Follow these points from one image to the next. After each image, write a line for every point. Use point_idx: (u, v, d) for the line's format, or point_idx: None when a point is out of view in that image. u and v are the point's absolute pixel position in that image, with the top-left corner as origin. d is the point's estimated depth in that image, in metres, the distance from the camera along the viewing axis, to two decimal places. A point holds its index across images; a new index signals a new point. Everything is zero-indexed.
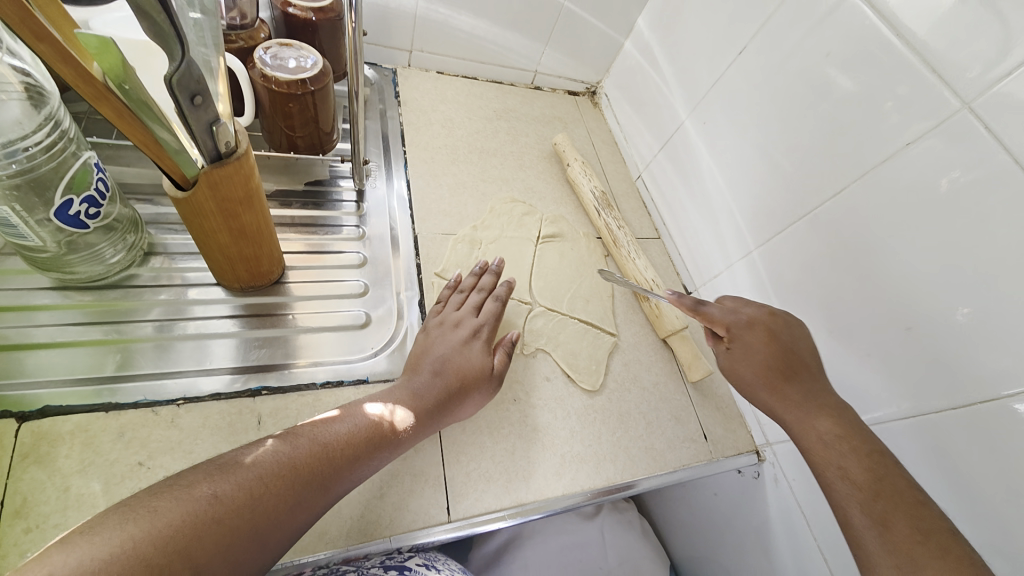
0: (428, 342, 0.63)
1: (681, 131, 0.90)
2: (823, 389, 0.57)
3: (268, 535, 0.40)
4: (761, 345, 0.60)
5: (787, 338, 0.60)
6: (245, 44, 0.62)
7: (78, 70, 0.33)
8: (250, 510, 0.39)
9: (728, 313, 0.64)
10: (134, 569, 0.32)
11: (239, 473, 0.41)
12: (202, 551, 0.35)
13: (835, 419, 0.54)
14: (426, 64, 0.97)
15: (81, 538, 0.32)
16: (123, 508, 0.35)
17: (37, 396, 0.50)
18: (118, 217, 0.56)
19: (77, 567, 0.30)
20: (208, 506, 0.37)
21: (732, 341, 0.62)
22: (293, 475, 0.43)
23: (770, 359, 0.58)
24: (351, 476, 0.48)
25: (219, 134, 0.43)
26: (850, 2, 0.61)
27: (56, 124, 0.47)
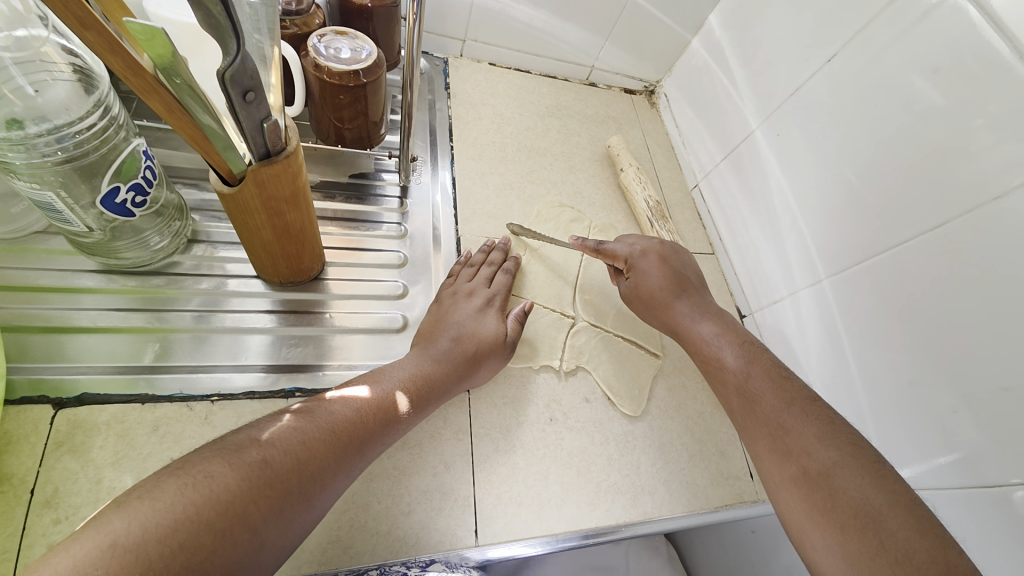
0: (443, 311, 0.63)
1: (749, 141, 0.83)
2: (721, 326, 0.63)
3: (317, 494, 0.41)
4: (656, 271, 0.67)
5: (676, 269, 0.68)
6: (298, 30, 0.60)
7: (128, 61, 0.31)
8: (297, 472, 0.39)
9: (624, 247, 0.70)
10: (196, 534, 0.32)
11: (282, 436, 0.41)
12: (255, 512, 0.35)
13: (734, 353, 0.59)
14: (479, 55, 0.93)
15: (142, 502, 0.32)
16: (178, 472, 0.35)
17: (76, 382, 0.50)
18: (165, 203, 0.55)
19: (143, 533, 0.30)
20: (258, 467, 0.37)
21: (630, 271, 0.69)
22: (333, 440, 0.43)
23: (664, 281, 0.66)
24: (383, 439, 0.49)
25: (269, 130, 0.40)
26: (966, 12, 0.53)
27: (105, 109, 0.46)
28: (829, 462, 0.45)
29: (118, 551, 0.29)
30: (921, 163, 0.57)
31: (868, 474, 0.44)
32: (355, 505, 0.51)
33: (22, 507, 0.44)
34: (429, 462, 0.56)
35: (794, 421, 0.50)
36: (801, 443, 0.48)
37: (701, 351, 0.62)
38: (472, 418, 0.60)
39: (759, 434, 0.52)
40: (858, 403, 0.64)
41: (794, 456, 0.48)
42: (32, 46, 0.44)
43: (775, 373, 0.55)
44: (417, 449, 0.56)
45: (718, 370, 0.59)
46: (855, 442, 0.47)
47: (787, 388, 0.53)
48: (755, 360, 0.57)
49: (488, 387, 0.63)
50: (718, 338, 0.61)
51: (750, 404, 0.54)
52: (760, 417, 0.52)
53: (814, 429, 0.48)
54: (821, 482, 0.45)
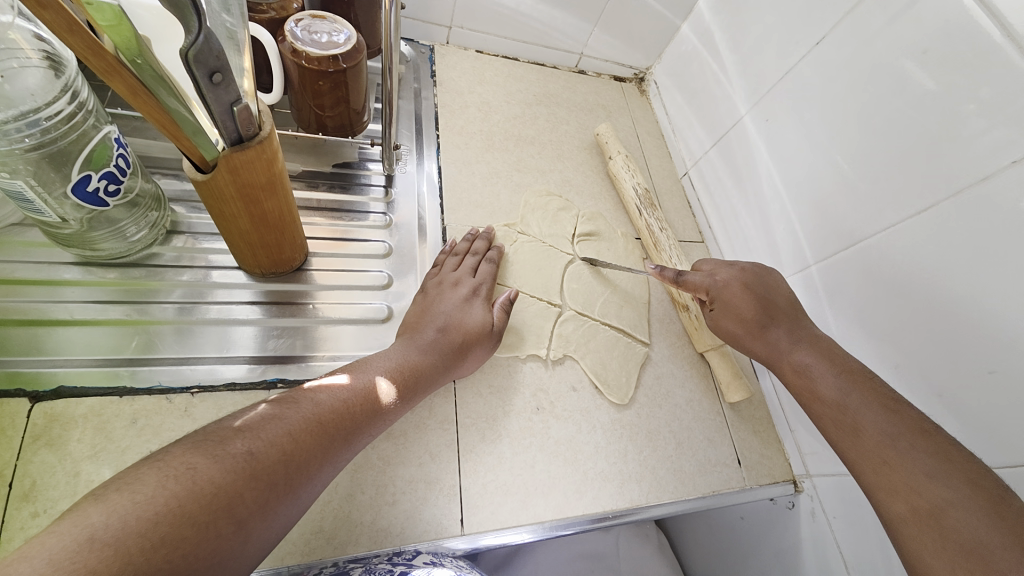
0: (428, 301, 0.63)
1: (738, 127, 0.82)
2: (817, 351, 0.57)
3: (303, 485, 0.40)
4: (739, 298, 0.63)
5: (762, 294, 0.63)
6: (276, 15, 0.58)
7: (88, 42, 0.30)
8: (282, 462, 0.39)
9: (705, 278, 0.67)
10: (177, 528, 0.31)
11: (267, 427, 0.40)
12: (239, 503, 0.35)
13: (831, 382, 0.54)
14: (465, 42, 0.92)
15: (120, 496, 0.32)
16: (158, 464, 0.35)
17: (53, 374, 0.50)
18: (141, 192, 0.54)
19: (120, 528, 0.30)
20: (241, 458, 0.37)
21: (713, 303, 0.66)
22: (321, 431, 0.43)
23: (750, 309, 0.62)
24: (371, 430, 0.48)
25: (240, 114, 0.39)
26: None
27: (73, 94, 0.46)
28: (942, 501, 0.42)
29: (95, 545, 0.28)
30: (911, 148, 0.57)
31: (988, 514, 0.40)
32: (339, 496, 0.51)
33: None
34: (415, 453, 0.56)
35: (899, 455, 0.45)
36: (908, 480, 0.44)
37: (794, 380, 0.58)
38: (458, 408, 0.60)
39: (863, 469, 0.48)
40: None
41: (903, 493, 0.44)
42: (6, 36, 0.42)
43: (883, 402, 0.50)
44: (402, 440, 0.56)
45: (812, 399, 0.55)
46: (975, 478, 0.42)
47: (898, 418, 0.48)
48: (857, 387, 0.52)
49: (475, 377, 0.63)
50: (812, 364, 0.56)
51: (850, 436, 0.50)
52: (862, 451, 0.48)
53: (925, 466, 0.44)
54: (934, 522, 0.41)
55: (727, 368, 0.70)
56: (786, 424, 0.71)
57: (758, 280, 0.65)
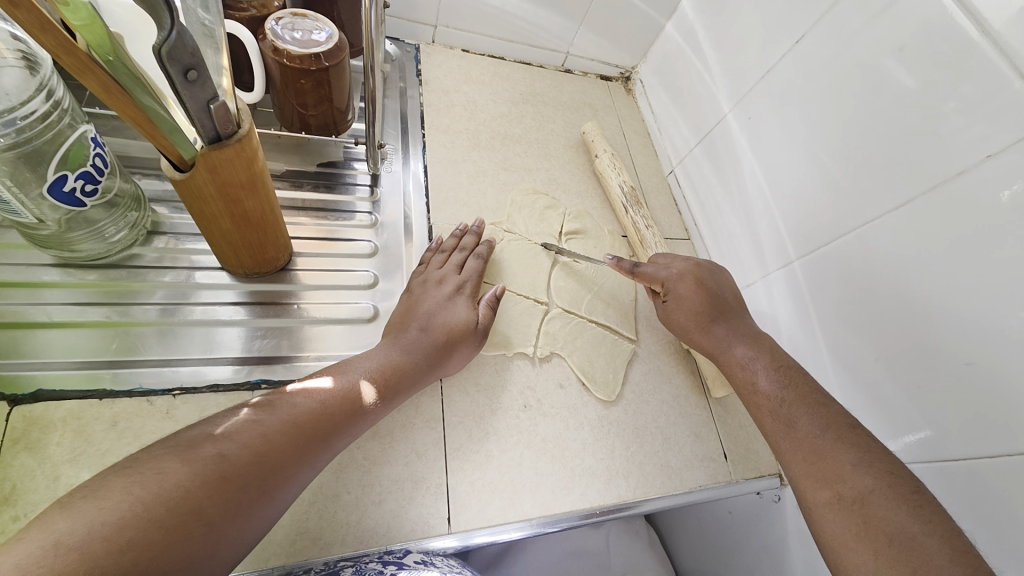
0: (413, 300, 0.62)
1: (722, 125, 0.83)
2: (756, 348, 0.60)
3: (281, 486, 0.40)
4: (692, 293, 0.65)
5: (713, 291, 0.65)
6: (257, 13, 0.58)
7: (61, 40, 0.30)
8: (257, 464, 0.39)
9: (659, 270, 0.68)
10: (146, 532, 0.31)
11: (243, 429, 0.40)
12: (214, 506, 0.35)
13: (769, 378, 0.56)
14: (451, 42, 0.92)
15: (87, 501, 0.32)
16: (127, 469, 0.34)
17: (31, 377, 0.49)
18: (120, 192, 0.54)
19: (86, 533, 0.30)
20: (214, 460, 0.37)
21: (667, 294, 0.67)
22: (299, 432, 0.43)
23: (703, 304, 0.64)
24: (352, 430, 0.48)
25: (217, 112, 0.39)
26: None
27: (49, 93, 0.45)
28: (865, 489, 0.44)
29: (60, 551, 0.28)
30: (888, 144, 0.58)
31: (903, 503, 0.42)
32: (325, 496, 0.51)
33: None
34: (401, 452, 0.55)
35: (830, 446, 0.47)
36: (837, 469, 0.46)
37: (735, 373, 0.59)
38: (445, 406, 0.60)
39: (792, 458, 0.50)
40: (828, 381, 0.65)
41: (830, 482, 0.45)
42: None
43: (811, 398, 0.52)
44: (389, 439, 0.56)
45: (751, 392, 0.57)
46: (891, 470, 0.44)
47: (826, 413, 0.50)
48: (791, 385, 0.54)
49: (461, 375, 0.63)
50: (753, 359, 0.59)
51: (785, 427, 0.51)
52: (795, 441, 0.50)
53: (852, 458, 0.46)
54: (857, 509, 0.43)
55: (713, 364, 0.71)
56: None
57: (710, 279, 0.67)
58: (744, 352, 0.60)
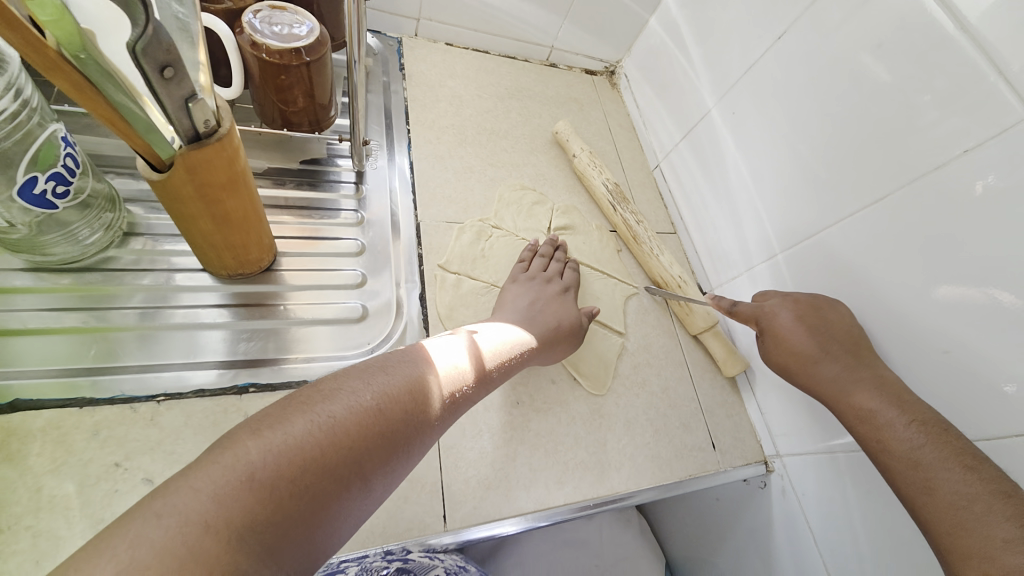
0: (518, 290, 0.66)
1: (706, 120, 0.84)
2: (886, 393, 0.51)
3: (387, 473, 0.37)
4: (799, 333, 0.59)
5: (822, 328, 0.58)
6: (233, 5, 0.56)
7: (29, 38, 0.28)
8: (368, 446, 0.35)
9: (755, 307, 0.66)
10: (314, 479, 0.32)
11: (354, 402, 0.37)
12: (317, 485, 0.32)
13: (903, 431, 0.48)
14: (435, 35, 0.90)
15: (271, 436, 0.33)
16: (300, 406, 0.35)
17: (7, 387, 0.47)
18: (93, 192, 0.51)
19: (273, 471, 0.31)
20: (325, 440, 0.33)
21: (764, 329, 0.64)
22: (401, 411, 0.39)
23: (806, 343, 0.58)
24: (471, 398, 0.47)
25: (196, 111, 0.38)
26: None
27: (18, 93, 0.42)
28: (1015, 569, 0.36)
29: (254, 484, 0.30)
30: (868, 138, 0.59)
31: None
32: None
33: None
34: None
35: (977, 519, 0.40)
36: (985, 546, 0.39)
37: (859, 425, 0.52)
38: None
39: (934, 531, 0.43)
40: None
41: (975, 561, 0.39)
42: None
43: (959, 457, 0.44)
44: None
45: (879, 449, 0.49)
46: None
47: (965, 469, 0.43)
48: (929, 440, 0.46)
49: None
50: (881, 408, 0.50)
51: (925, 494, 0.44)
52: (935, 512, 0.43)
53: (1002, 529, 0.39)
54: None
55: (722, 346, 0.74)
56: (757, 408, 0.73)
57: (818, 313, 0.59)
58: (873, 398, 0.51)
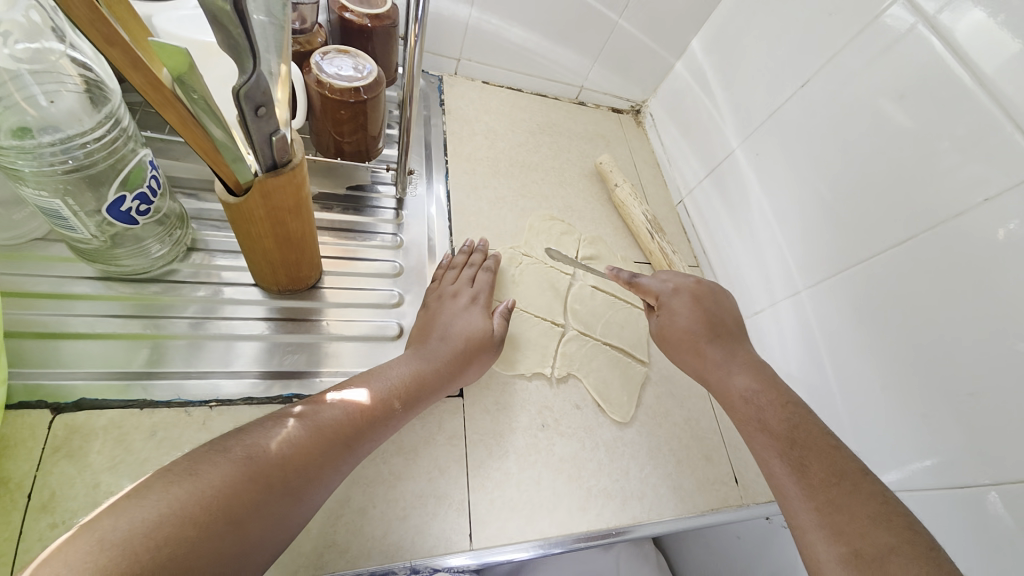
0: (431, 314, 0.64)
1: (730, 159, 0.87)
2: (760, 380, 0.61)
3: (342, 471, 0.45)
4: (687, 314, 0.67)
5: (710, 313, 0.67)
6: (301, 48, 0.63)
7: (150, 77, 0.33)
8: (327, 448, 0.44)
9: (656, 284, 0.71)
10: (178, 530, 0.34)
11: (225, 457, 0.39)
12: (197, 535, 0.34)
13: (779, 415, 0.56)
14: (473, 74, 0.97)
15: (130, 502, 0.34)
16: (168, 472, 0.37)
17: (73, 388, 0.50)
18: (167, 212, 0.56)
19: (127, 529, 0.32)
20: (282, 444, 0.42)
21: (661, 308, 0.70)
22: (282, 458, 0.41)
23: (695, 324, 0.66)
24: (372, 437, 0.49)
25: (277, 143, 0.42)
26: (922, 36, 0.58)
27: (115, 122, 0.47)
28: (885, 547, 0.43)
29: (104, 545, 0.31)
30: (890, 183, 0.61)
31: (925, 565, 0.42)
32: (351, 510, 0.52)
33: (18, 511, 0.44)
34: (425, 467, 0.56)
35: (847, 497, 0.48)
36: (858, 525, 0.45)
37: (739, 406, 0.59)
38: (467, 425, 0.61)
39: (805, 507, 0.49)
40: (836, 411, 0.67)
41: (847, 535, 0.45)
42: (48, 59, 0.45)
43: (826, 444, 0.53)
44: (413, 454, 0.57)
45: (756, 427, 0.57)
46: (910, 526, 0.45)
47: (832, 457, 0.51)
48: (804, 427, 0.54)
49: (481, 393, 0.64)
50: (757, 392, 0.59)
51: (798, 468, 0.51)
52: (807, 484, 0.50)
53: (868, 511, 0.46)
54: (875, 568, 0.43)
55: None
56: None
57: (710, 300, 0.69)
58: (755, 385, 0.60)
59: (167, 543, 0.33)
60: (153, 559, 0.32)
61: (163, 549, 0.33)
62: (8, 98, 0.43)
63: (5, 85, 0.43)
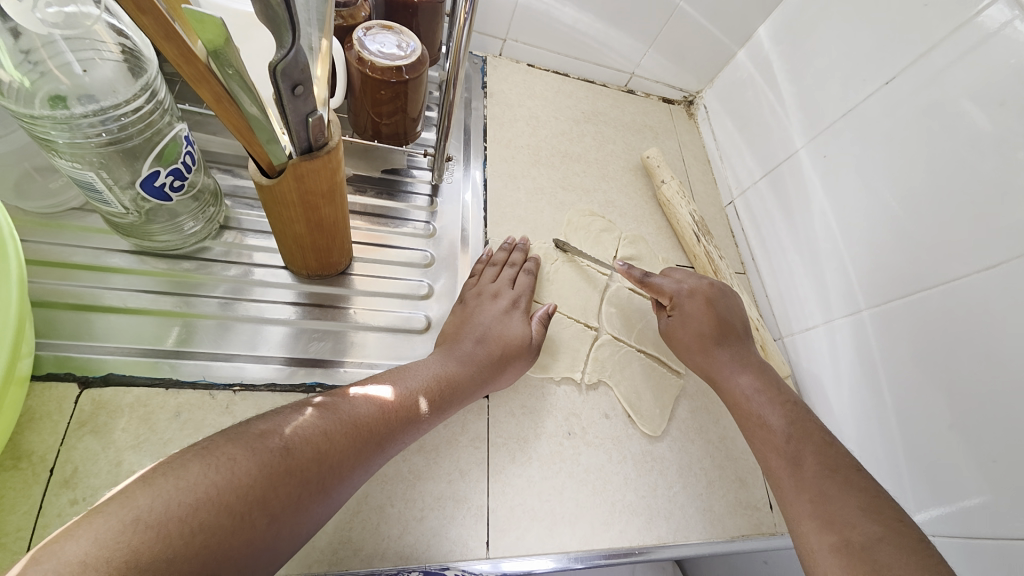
0: (467, 312, 0.61)
1: (792, 160, 0.80)
2: (761, 380, 0.60)
3: (372, 468, 0.43)
4: (700, 315, 0.65)
5: (722, 314, 0.66)
6: (344, 22, 0.60)
7: (183, 49, 0.30)
8: (362, 444, 0.42)
9: (671, 284, 0.68)
10: (214, 519, 0.31)
11: (262, 443, 0.36)
12: (227, 524, 0.32)
13: (777, 414, 0.56)
14: (518, 55, 0.92)
15: (166, 479, 0.32)
16: (203, 452, 0.34)
17: (103, 361, 0.50)
18: (202, 188, 0.55)
19: (163, 511, 0.30)
20: (321, 435, 0.39)
21: (673, 310, 0.67)
22: (319, 451, 0.39)
23: (706, 325, 0.64)
24: (403, 438, 0.46)
25: (313, 126, 0.39)
26: None
27: (152, 93, 0.46)
28: (873, 535, 0.43)
29: (139, 527, 0.29)
30: (982, 200, 0.55)
31: (910, 553, 0.41)
32: (369, 507, 0.50)
33: (41, 485, 0.44)
34: (445, 469, 0.55)
35: (836, 489, 0.48)
36: (846, 514, 0.46)
37: (741, 406, 0.59)
38: (490, 427, 0.59)
39: (797, 500, 0.49)
40: (891, 445, 0.62)
41: (837, 525, 0.45)
42: (82, 23, 0.43)
43: (820, 439, 0.53)
44: (434, 454, 0.55)
45: (759, 428, 0.57)
46: (900, 519, 0.45)
47: (830, 453, 0.52)
48: (800, 423, 0.55)
49: (508, 395, 0.62)
50: (758, 393, 0.59)
51: (793, 467, 0.52)
52: (801, 481, 0.50)
53: (857, 501, 0.46)
54: (862, 556, 0.42)
55: None
56: None
57: (722, 303, 0.67)
58: (753, 383, 0.60)
59: (202, 530, 0.31)
60: (186, 545, 0.30)
61: (198, 536, 0.30)
62: (43, 64, 0.42)
63: (37, 49, 0.42)
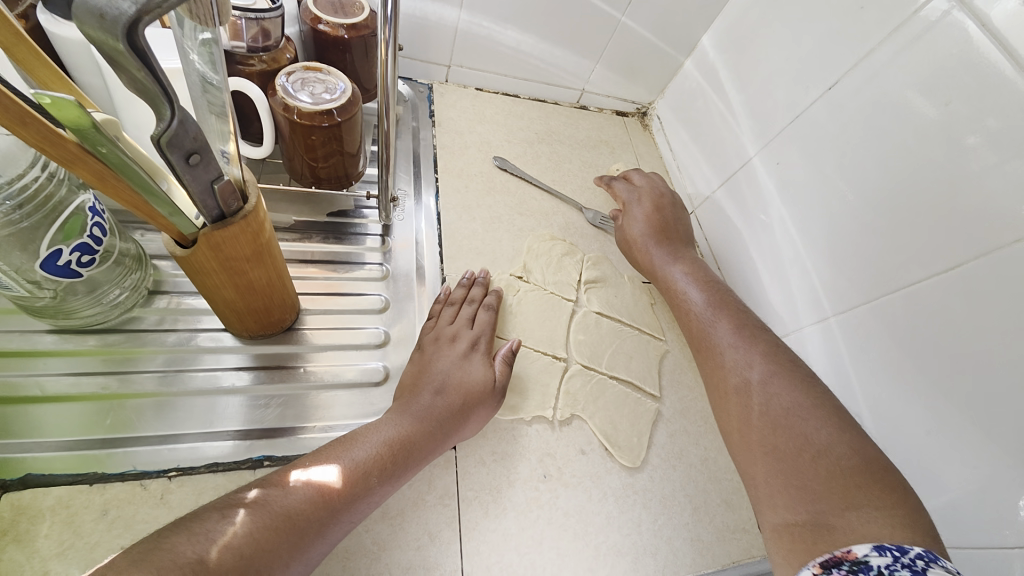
0: (425, 359, 0.58)
1: (746, 167, 0.80)
2: (690, 268, 0.72)
3: (313, 558, 0.40)
4: (642, 219, 0.77)
5: (664, 217, 0.78)
6: (266, 67, 0.56)
7: (45, 132, 0.27)
8: (298, 536, 0.39)
9: (627, 193, 0.82)
10: None
11: (170, 561, 0.33)
12: None
13: (698, 293, 0.68)
14: (465, 81, 0.90)
15: None
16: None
17: (20, 461, 0.45)
18: (121, 253, 0.51)
19: None
20: (246, 539, 0.37)
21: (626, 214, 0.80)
22: (244, 556, 0.36)
23: (646, 226, 0.77)
24: (353, 516, 0.43)
25: (221, 192, 0.36)
26: (963, 28, 0.52)
27: (45, 164, 0.42)
28: (766, 377, 0.55)
29: None
30: (934, 196, 0.54)
31: (793, 387, 0.54)
32: None
33: None
34: (412, 534, 0.51)
35: (739, 347, 0.60)
36: (746, 361, 0.58)
37: (669, 289, 0.72)
38: (459, 480, 0.55)
39: (708, 363, 0.62)
40: None
41: (736, 374, 0.58)
42: None
43: (731, 308, 0.65)
44: (399, 520, 0.51)
45: (681, 303, 0.69)
46: (792, 364, 0.57)
47: (741, 319, 0.64)
48: (716, 299, 0.67)
49: (476, 442, 0.58)
50: (686, 278, 0.71)
51: (708, 334, 0.63)
52: (711, 345, 0.62)
53: (760, 350, 0.58)
54: (755, 394, 0.55)
55: None
56: None
57: (668, 209, 0.80)
58: (682, 269, 0.72)
59: None
60: None
61: None
62: None
63: None
